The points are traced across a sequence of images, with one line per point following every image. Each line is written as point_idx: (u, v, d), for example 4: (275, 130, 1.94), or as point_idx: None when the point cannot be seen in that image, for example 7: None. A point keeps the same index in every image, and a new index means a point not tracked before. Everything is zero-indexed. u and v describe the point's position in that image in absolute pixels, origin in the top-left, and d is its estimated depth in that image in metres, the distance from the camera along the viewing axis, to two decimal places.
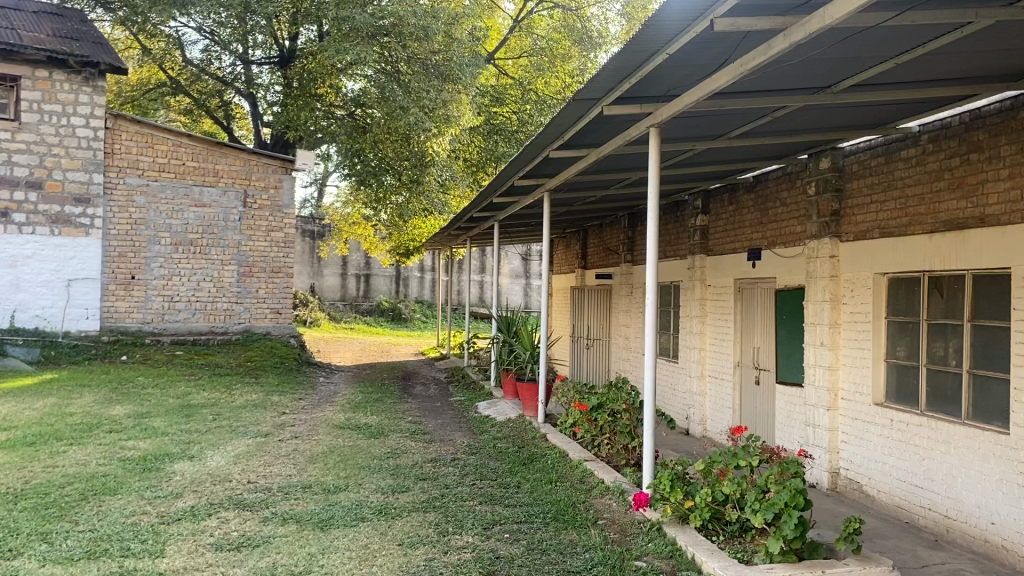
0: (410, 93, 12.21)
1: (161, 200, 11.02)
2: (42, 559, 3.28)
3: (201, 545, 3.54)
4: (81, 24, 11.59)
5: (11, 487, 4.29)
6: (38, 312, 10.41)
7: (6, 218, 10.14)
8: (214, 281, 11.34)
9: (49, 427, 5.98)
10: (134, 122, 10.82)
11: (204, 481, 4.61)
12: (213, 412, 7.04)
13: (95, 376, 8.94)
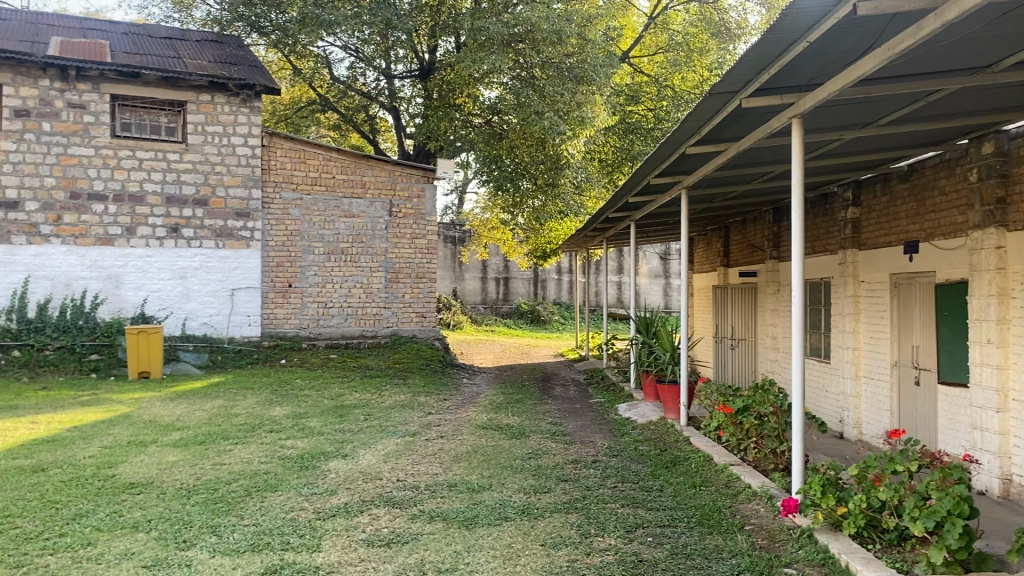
0: (545, 98, 12.31)
1: (314, 212, 11.60)
2: (211, 550, 3.52)
3: (355, 540, 3.70)
4: (238, 50, 12.35)
5: (185, 482, 4.64)
6: (206, 320, 11.13)
7: (177, 233, 10.91)
8: (363, 287, 11.84)
9: (217, 427, 6.41)
10: (287, 139, 11.47)
11: (357, 479, 4.82)
12: (364, 412, 7.35)
13: (258, 379, 9.50)
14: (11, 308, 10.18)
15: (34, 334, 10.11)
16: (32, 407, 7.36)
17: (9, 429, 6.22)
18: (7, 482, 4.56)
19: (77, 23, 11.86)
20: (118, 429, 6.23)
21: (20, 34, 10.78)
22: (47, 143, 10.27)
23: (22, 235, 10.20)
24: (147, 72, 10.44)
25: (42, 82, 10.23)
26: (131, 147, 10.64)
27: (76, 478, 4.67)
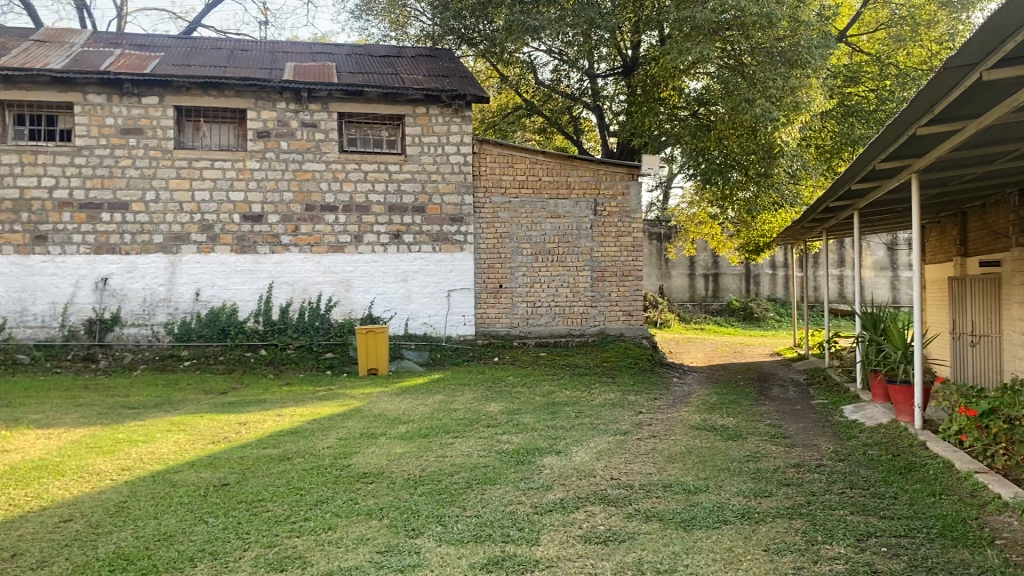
0: (755, 85, 11.89)
1: (522, 215, 11.89)
2: (438, 539, 3.70)
3: (573, 536, 3.75)
4: (450, 62, 12.91)
5: (411, 473, 4.91)
6: (425, 320, 11.72)
7: (398, 239, 11.58)
8: (571, 286, 11.98)
9: (438, 421, 6.73)
10: (496, 145, 11.84)
11: (572, 476, 4.87)
12: (575, 410, 7.43)
13: (474, 376, 9.87)
14: (258, 311, 11.19)
15: (277, 334, 11.10)
16: (278, 402, 8.10)
17: (260, 421, 6.87)
18: (259, 469, 5.03)
19: (307, 49, 12.90)
20: (351, 422, 6.70)
21: (261, 62, 11.88)
22: (285, 160, 11.23)
23: (265, 245, 11.20)
24: (370, 89, 11.16)
25: (280, 105, 11.20)
26: (356, 161, 11.42)
27: (317, 467, 5.07)
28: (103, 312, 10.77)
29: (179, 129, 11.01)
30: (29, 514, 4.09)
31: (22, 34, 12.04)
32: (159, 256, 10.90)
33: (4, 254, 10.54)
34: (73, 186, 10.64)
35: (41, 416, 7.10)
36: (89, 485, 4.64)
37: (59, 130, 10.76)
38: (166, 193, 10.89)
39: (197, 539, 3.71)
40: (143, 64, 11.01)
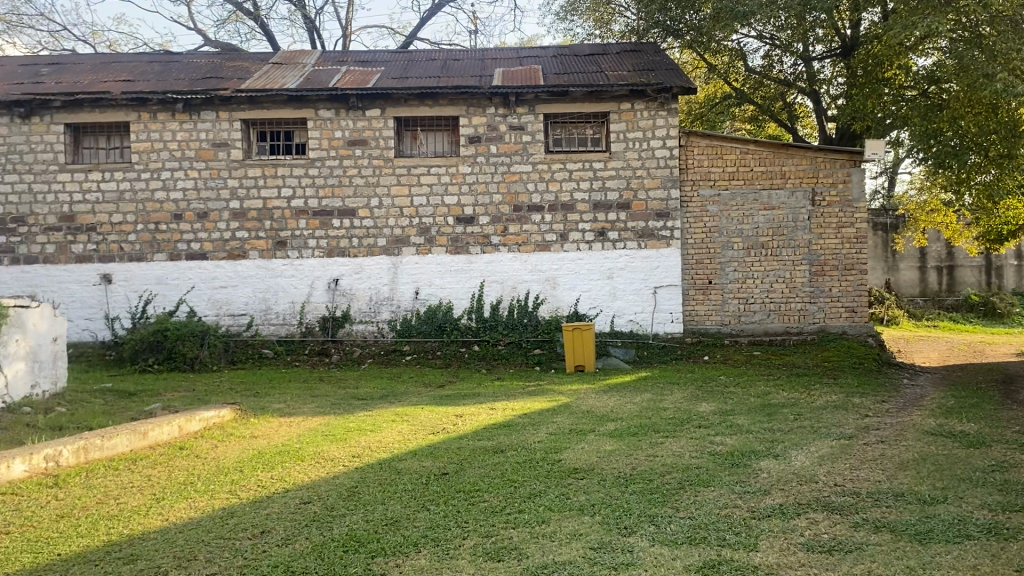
0: (996, 57, 10.80)
1: (732, 207, 11.52)
2: (652, 539, 3.66)
3: (794, 543, 3.58)
4: (656, 55, 12.76)
5: (622, 471, 4.90)
6: (632, 317, 11.66)
7: (604, 237, 11.59)
8: (787, 281, 11.47)
9: (648, 420, 6.65)
10: (704, 137, 11.53)
11: (790, 480, 4.65)
12: (793, 411, 7.09)
13: (684, 375, 9.66)
14: (471, 308, 11.62)
15: (490, 331, 11.49)
16: (491, 396, 8.36)
17: (475, 413, 7.14)
18: (476, 460, 5.22)
19: (515, 53, 13.23)
20: (561, 418, 6.80)
21: (472, 70, 12.33)
22: (495, 163, 11.58)
23: (477, 246, 11.61)
24: (575, 89, 11.27)
25: (489, 110, 11.57)
26: (563, 160, 11.57)
27: (529, 460, 5.18)
28: (334, 310, 11.60)
29: (399, 138, 11.72)
30: (276, 495, 4.49)
31: (263, 59, 13.23)
32: (382, 258, 11.59)
33: (251, 258, 11.55)
34: (307, 195, 11.54)
35: (283, 405, 7.79)
36: (324, 470, 5.02)
37: (295, 145, 11.76)
38: (388, 199, 11.58)
39: (420, 525, 3.90)
40: (365, 79, 11.77)
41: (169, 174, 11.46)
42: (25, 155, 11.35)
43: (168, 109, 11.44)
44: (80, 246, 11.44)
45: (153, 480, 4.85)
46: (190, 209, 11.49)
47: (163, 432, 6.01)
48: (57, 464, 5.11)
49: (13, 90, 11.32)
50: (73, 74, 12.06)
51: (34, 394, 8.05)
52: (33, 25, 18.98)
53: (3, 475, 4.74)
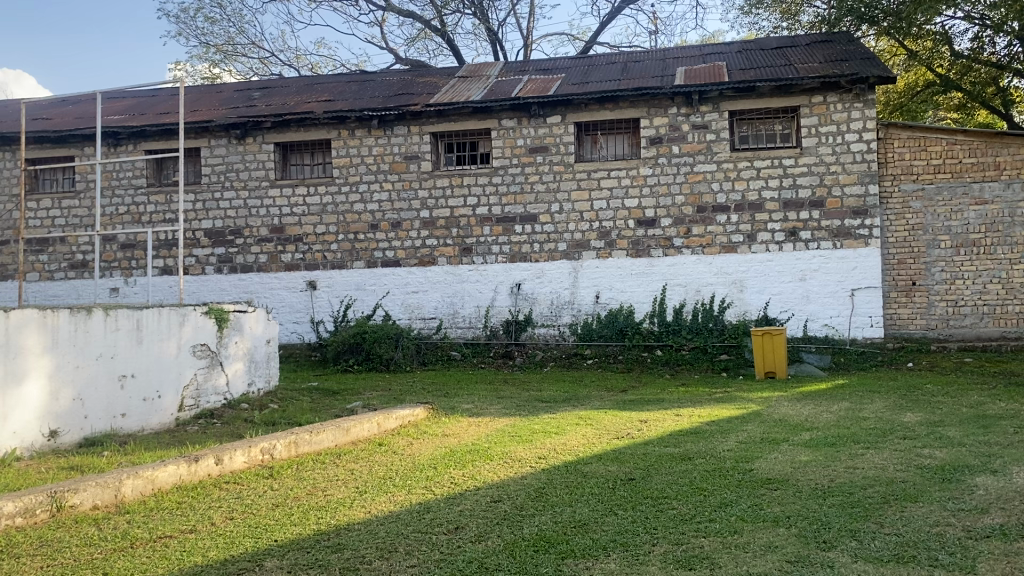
0: None
1: (938, 203, 10.83)
2: (854, 555, 3.47)
3: (1018, 568, 3.27)
4: (850, 44, 12.09)
5: (819, 482, 4.67)
6: (827, 321, 11.09)
7: (795, 237, 11.11)
8: (1003, 282, 10.66)
9: (846, 430, 6.31)
10: (905, 129, 10.89)
11: (1013, 499, 4.26)
12: (1013, 424, 6.49)
13: (885, 383, 9.06)
14: (653, 312, 11.48)
15: (673, 335, 11.31)
16: (677, 401, 8.23)
17: (661, 419, 7.05)
18: (664, 467, 5.15)
19: (697, 51, 12.99)
20: (752, 426, 6.58)
21: (653, 71, 12.22)
22: (678, 164, 11.40)
23: (660, 248, 11.47)
24: (761, 84, 10.91)
25: (672, 111, 11.41)
26: (749, 158, 11.22)
27: (719, 469, 5.05)
28: (517, 314, 11.83)
29: (580, 143, 11.80)
30: (468, 492, 4.65)
31: (450, 73, 13.75)
32: (563, 262, 11.71)
33: (440, 264, 12.01)
34: (492, 203, 11.86)
35: (472, 405, 8.04)
36: (512, 470, 5.14)
37: (480, 154, 12.12)
38: (569, 204, 11.68)
39: (609, 529, 3.91)
40: (547, 87, 11.95)
41: (366, 187, 12.15)
42: (240, 173, 12.38)
43: (364, 125, 12.14)
44: (288, 255, 12.33)
45: (356, 474, 5.16)
46: (384, 219, 12.11)
47: (363, 429, 6.38)
48: (272, 456, 5.55)
49: (230, 114, 12.40)
50: (280, 97, 13.05)
51: (250, 391, 8.77)
52: (246, 53, 20.71)
53: (226, 465, 5.20)
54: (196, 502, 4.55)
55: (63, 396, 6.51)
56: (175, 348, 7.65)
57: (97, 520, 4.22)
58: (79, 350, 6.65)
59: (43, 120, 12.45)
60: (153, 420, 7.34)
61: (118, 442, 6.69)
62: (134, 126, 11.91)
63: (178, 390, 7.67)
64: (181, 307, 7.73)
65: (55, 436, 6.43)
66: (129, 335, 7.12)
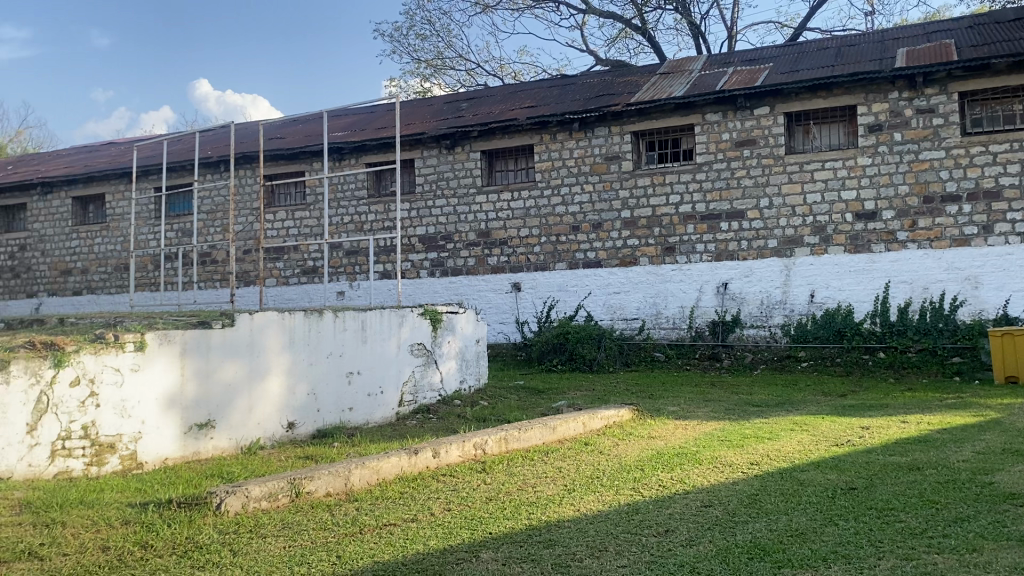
0: None
1: None
2: None
3: None
4: None
5: None
6: None
7: None
8: None
9: None
10: None
11: None
12: None
13: None
14: (875, 312, 10.77)
15: (897, 336, 10.56)
16: (902, 407, 7.69)
17: (885, 426, 6.62)
18: (889, 477, 4.83)
19: (920, 29, 12.07)
20: (991, 435, 6.02)
21: (870, 54, 11.49)
22: (899, 152, 10.66)
23: (880, 243, 10.76)
24: (997, 60, 9.98)
25: (892, 95, 10.69)
26: (983, 142, 10.29)
27: (953, 481, 4.66)
28: (724, 315, 11.50)
29: (789, 134, 11.32)
30: (677, 495, 4.58)
31: (651, 70, 13.63)
32: (773, 260, 11.26)
33: (642, 265, 11.94)
34: (695, 200, 11.63)
35: (678, 408, 7.92)
36: (723, 475, 5.01)
37: (683, 151, 11.93)
38: (779, 199, 11.23)
39: (829, 540, 3.72)
40: (753, 78, 11.56)
41: (568, 189, 12.30)
42: (450, 181, 12.94)
43: (566, 128, 12.31)
44: (495, 258, 12.73)
45: (564, 472, 5.24)
46: (586, 220, 12.21)
47: (569, 428, 6.47)
48: (485, 452, 5.75)
49: (440, 125, 12.99)
50: (486, 106, 13.51)
51: (463, 389, 9.13)
52: (454, 66, 21.62)
53: (442, 459, 5.46)
54: (416, 493, 4.81)
55: (299, 391, 7.11)
56: (395, 347, 8.12)
57: (330, 506, 4.57)
58: (312, 349, 7.24)
59: (277, 139, 13.66)
60: (376, 414, 7.84)
61: (347, 434, 7.21)
62: (355, 141, 12.80)
63: (399, 386, 8.13)
64: (400, 308, 8.19)
65: (293, 427, 7.04)
66: (354, 335, 7.65)
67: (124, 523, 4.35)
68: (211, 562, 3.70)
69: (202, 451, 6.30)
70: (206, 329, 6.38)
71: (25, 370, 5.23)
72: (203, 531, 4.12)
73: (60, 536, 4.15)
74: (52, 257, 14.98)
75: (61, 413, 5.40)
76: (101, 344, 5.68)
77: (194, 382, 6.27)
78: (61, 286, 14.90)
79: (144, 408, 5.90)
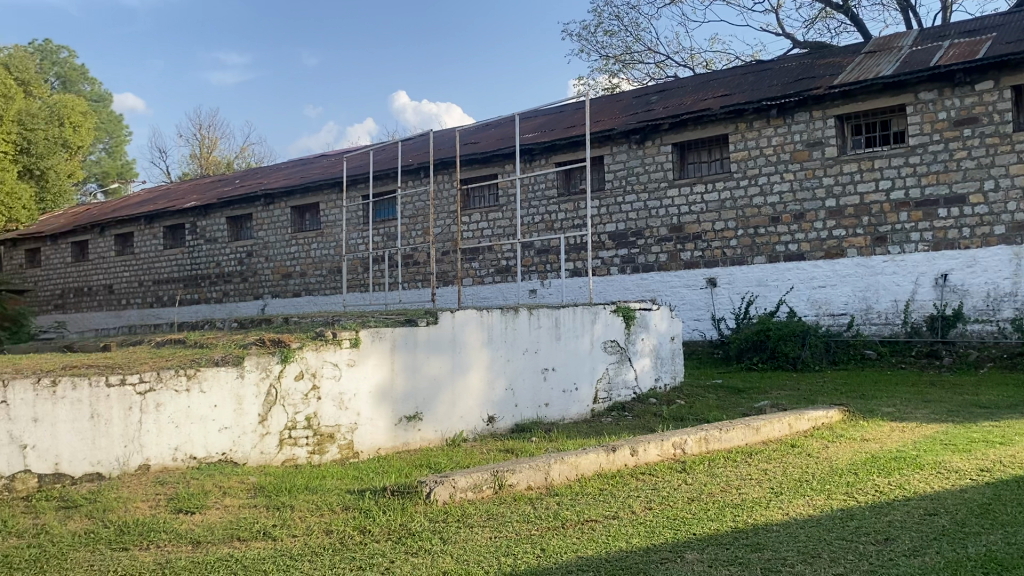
0: None
1: None
2: None
3: None
4: None
5: None
6: None
7: None
8: None
9: None
10: None
11: None
12: None
13: None
14: None
15: None
16: None
17: None
18: None
19: None
20: None
21: None
22: None
23: None
24: None
25: None
26: None
27: None
28: (945, 309, 10.64)
29: (1018, 109, 10.30)
30: (896, 502, 4.29)
31: (855, 50, 12.84)
32: (1001, 248, 10.29)
33: (849, 256, 11.28)
34: (909, 185, 10.84)
35: (893, 409, 7.44)
36: (949, 482, 4.63)
37: (894, 133, 11.15)
38: (1007, 180, 10.24)
39: None
40: (974, 50, 10.61)
41: (766, 179, 11.84)
42: (641, 177, 12.82)
43: (763, 116, 11.86)
44: (688, 253, 12.47)
45: (770, 475, 5.04)
46: (787, 211, 11.70)
47: (774, 428, 6.23)
48: (684, 451, 5.65)
49: (630, 120, 12.90)
50: (677, 98, 13.27)
51: (659, 387, 9.01)
52: (642, 60, 21.42)
53: (640, 457, 5.42)
54: (615, 490, 4.80)
55: (498, 386, 7.31)
56: (589, 344, 8.15)
57: (533, 499, 4.66)
58: (509, 346, 7.42)
59: (472, 144, 14.11)
60: (572, 410, 7.93)
61: (544, 429, 7.33)
62: (546, 142, 12.98)
63: (593, 382, 8.16)
64: (593, 305, 8.21)
65: (493, 421, 7.25)
66: (550, 333, 7.76)
67: (344, 508, 4.66)
68: (424, 549, 3.88)
69: (410, 442, 6.62)
70: (412, 327, 6.71)
71: (256, 365, 5.74)
72: (414, 519, 4.32)
73: (290, 518, 4.51)
74: (274, 262, 16.31)
75: (287, 405, 5.87)
76: (321, 341, 6.11)
77: (403, 376, 6.60)
78: (282, 289, 16.19)
79: (359, 400, 6.28)
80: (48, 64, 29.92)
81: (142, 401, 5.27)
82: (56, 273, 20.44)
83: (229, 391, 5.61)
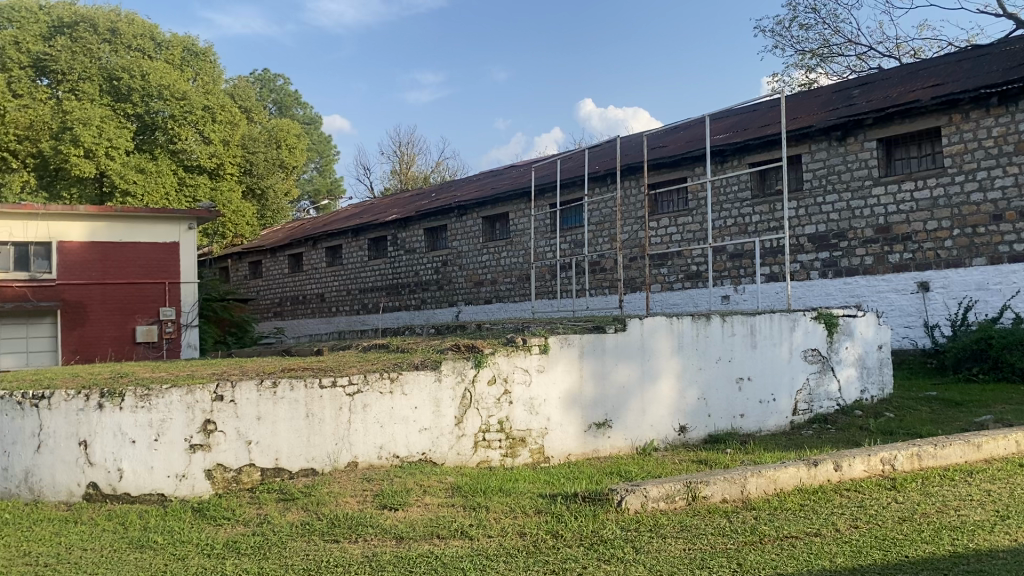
0: None
1: None
2: None
3: None
4: None
5: None
6: None
7: None
8: None
9: None
10: None
11: None
12: None
13: None
14: None
15: None
16: None
17: None
18: None
19: None
20: None
21: None
22: None
23: None
24: None
25: None
26: None
27: None
28: None
29: None
30: None
31: None
32: None
33: None
34: None
35: None
36: None
37: None
38: None
39: None
40: None
41: (985, 174, 10.87)
42: (842, 175, 12.15)
43: (982, 105, 10.91)
44: (896, 256, 11.66)
45: (995, 497, 4.61)
46: (1011, 208, 10.66)
47: (999, 446, 5.70)
48: (894, 468, 5.29)
49: (830, 116, 12.28)
50: (882, 90, 12.47)
51: (865, 399, 8.47)
52: (842, 52, 20.32)
53: (845, 472, 5.12)
54: (817, 506, 4.57)
55: (690, 395, 7.17)
56: (787, 353, 7.80)
57: (728, 512, 4.52)
58: (701, 354, 7.26)
59: (660, 148, 13.94)
60: (769, 422, 7.64)
61: (738, 441, 7.11)
62: (738, 142, 12.61)
63: (792, 393, 7.82)
64: (792, 312, 7.85)
65: (685, 431, 7.13)
66: (744, 341, 7.51)
67: (537, 512, 4.73)
68: (616, 557, 3.87)
69: (601, 449, 6.64)
70: (601, 334, 6.72)
71: (453, 369, 5.97)
72: (606, 527, 4.32)
73: (485, 519, 4.65)
74: (467, 270, 16.89)
75: (481, 409, 6.06)
76: (512, 347, 6.26)
77: (591, 382, 6.63)
78: (475, 296, 16.72)
79: (550, 405, 6.38)
80: (267, 92, 32.70)
81: (351, 402, 5.63)
82: (275, 283, 22.25)
83: (428, 394, 5.86)
